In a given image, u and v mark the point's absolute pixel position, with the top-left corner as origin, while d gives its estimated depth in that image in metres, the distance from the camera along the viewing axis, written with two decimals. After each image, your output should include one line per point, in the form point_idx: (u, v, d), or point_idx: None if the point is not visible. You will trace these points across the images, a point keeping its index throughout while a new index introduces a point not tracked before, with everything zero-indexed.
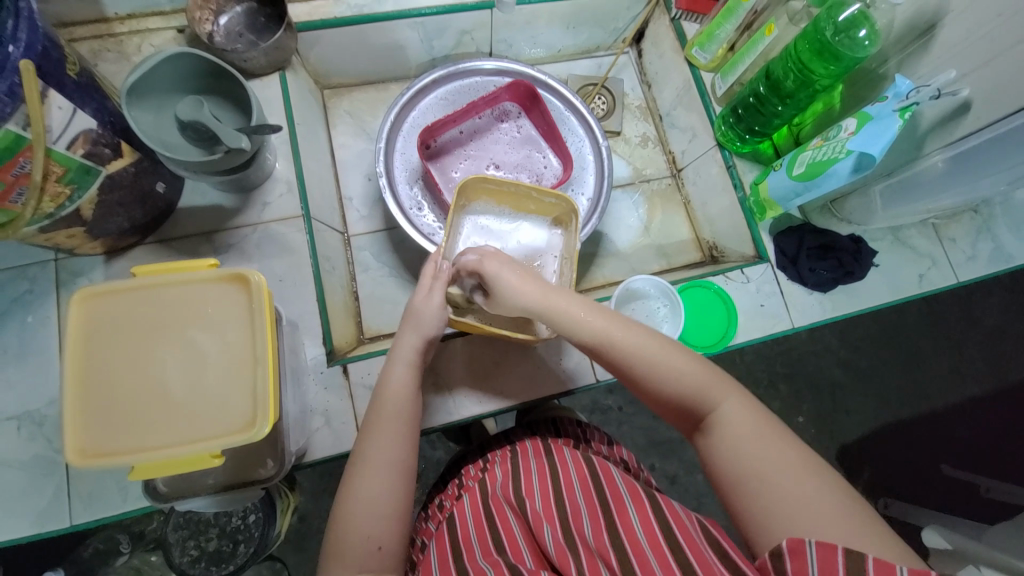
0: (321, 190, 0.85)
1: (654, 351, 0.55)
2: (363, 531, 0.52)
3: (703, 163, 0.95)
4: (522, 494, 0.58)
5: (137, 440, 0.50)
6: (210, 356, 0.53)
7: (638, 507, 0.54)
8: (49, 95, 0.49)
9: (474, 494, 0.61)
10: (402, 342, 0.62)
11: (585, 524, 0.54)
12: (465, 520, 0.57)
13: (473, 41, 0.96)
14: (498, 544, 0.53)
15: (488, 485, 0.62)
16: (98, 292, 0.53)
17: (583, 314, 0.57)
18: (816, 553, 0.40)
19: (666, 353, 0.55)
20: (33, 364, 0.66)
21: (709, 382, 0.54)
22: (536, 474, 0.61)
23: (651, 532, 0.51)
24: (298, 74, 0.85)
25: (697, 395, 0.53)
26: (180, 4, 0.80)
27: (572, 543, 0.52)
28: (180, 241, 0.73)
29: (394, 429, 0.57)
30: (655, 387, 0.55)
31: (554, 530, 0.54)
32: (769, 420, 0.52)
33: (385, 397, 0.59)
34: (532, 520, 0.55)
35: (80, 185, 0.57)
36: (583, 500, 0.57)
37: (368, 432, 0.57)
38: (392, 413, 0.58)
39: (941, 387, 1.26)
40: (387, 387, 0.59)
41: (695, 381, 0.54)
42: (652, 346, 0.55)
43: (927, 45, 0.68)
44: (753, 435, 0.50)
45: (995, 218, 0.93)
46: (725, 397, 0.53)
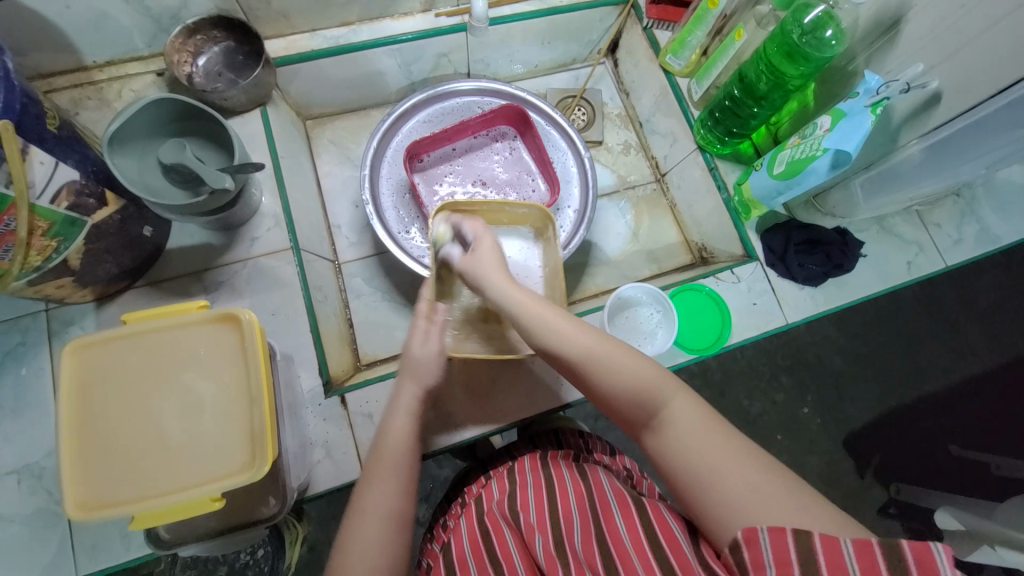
0: (309, 220, 0.85)
1: (603, 352, 0.54)
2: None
3: (685, 167, 0.96)
4: (518, 509, 0.58)
5: (136, 490, 0.50)
6: (204, 398, 0.53)
7: (626, 517, 0.55)
8: (30, 151, 0.50)
9: (471, 511, 0.62)
10: (402, 393, 0.63)
11: (575, 535, 0.55)
12: (463, 539, 0.58)
13: (450, 63, 0.98)
14: (495, 560, 0.54)
15: (484, 502, 0.62)
16: (90, 342, 0.53)
17: (544, 318, 0.58)
18: (769, 540, 0.40)
19: (615, 352, 0.54)
20: (29, 416, 0.66)
21: (657, 382, 0.53)
22: (531, 488, 0.61)
23: (638, 541, 0.52)
24: (279, 108, 0.86)
25: (647, 395, 0.52)
26: (158, 48, 0.81)
27: (563, 555, 0.53)
28: (170, 282, 0.73)
29: (393, 477, 0.57)
30: (607, 386, 0.54)
31: (545, 538, 0.55)
32: (713, 419, 0.52)
33: (384, 444, 0.59)
34: (525, 532, 0.56)
35: (66, 236, 0.57)
36: (575, 510, 0.57)
37: (366, 481, 0.57)
38: (389, 465, 0.58)
39: (941, 369, 1.26)
40: (387, 435, 0.60)
41: (643, 380, 0.53)
42: (601, 346, 0.55)
43: (894, 40, 0.69)
44: (703, 433, 0.50)
45: (977, 200, 0.94)
46: (674, 396, 0.53)
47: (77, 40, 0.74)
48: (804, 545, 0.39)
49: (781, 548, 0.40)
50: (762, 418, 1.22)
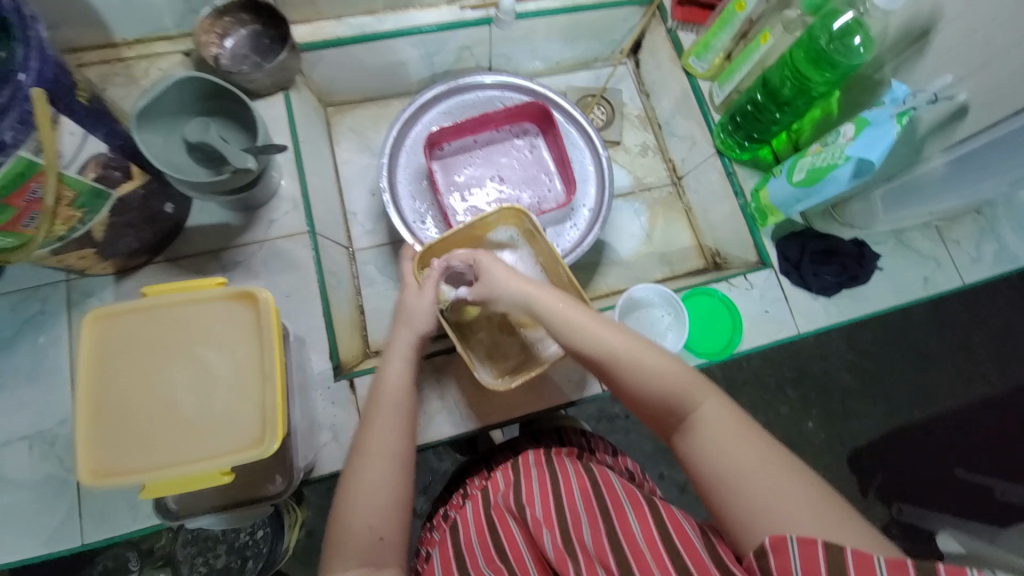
0: (326, 206, 0.86)
1: (631, 352, 0.56)
2: (363, 518, 0.53)
3: (703, 171, 0.96)
4: (523, 502, 0.58)
5: (148, 459, 0.51)
6: (221, 374, 0.54)
7: (636, 513, 0.54)
8: (61, 121, 0.51)
9: (477, 503, 0.62)
10: (397, 339, 0.64)
11: (584, 531, 0.54)
12: (468, 530, 0.59)
13: (472, 56, 0.98)
14: (504, 553, 0.55)
15: (490, 494, 0.62)
16: (111, 312, 0.54)
17: (576, 317, 0.59)
18: (798, 550, 0.40)
19: (645, 351, 0.56)
20: (44, 383, 0.67)
21: (687, 384, 0.54)
22: (536, 481, 0.60)
23: (650, 538, 0.51)
24: (302, 92, 0.87)
25: (676, 394, 0.53)
26: (186, 29, 0.82)
27: (572, 550, 0.52)
28: (188, 259, 0.74)
29: (393, 420, 0.58)
30: (636, 387, 0.55)
31: (553, 534, 0.54)
32: (744, 421, 0.52)
33: (383, 390, 0.60)
34: (532, 525, 0.56)
35: (91, 208, 0.58)
36: (582, 505, 0.56)
37: (367, 425, 0.58)
38: (388, 408, 0.59)
39: (951, 388, 1.25)
40: (383, 381, 0.61)
41: (673, 379, 0.54)
42: (631, 345, 0.56)
43: (922, 51, 0.68)
44: (733, 433, 0.50)
45: (998, 219, 0.93)
46: (706, 397, 0.53)
47: (108, 16, 0.75)
48: (834, 557, 0.40)
49: (810, 558, 0.40)
50: (766, 428, 1.21)
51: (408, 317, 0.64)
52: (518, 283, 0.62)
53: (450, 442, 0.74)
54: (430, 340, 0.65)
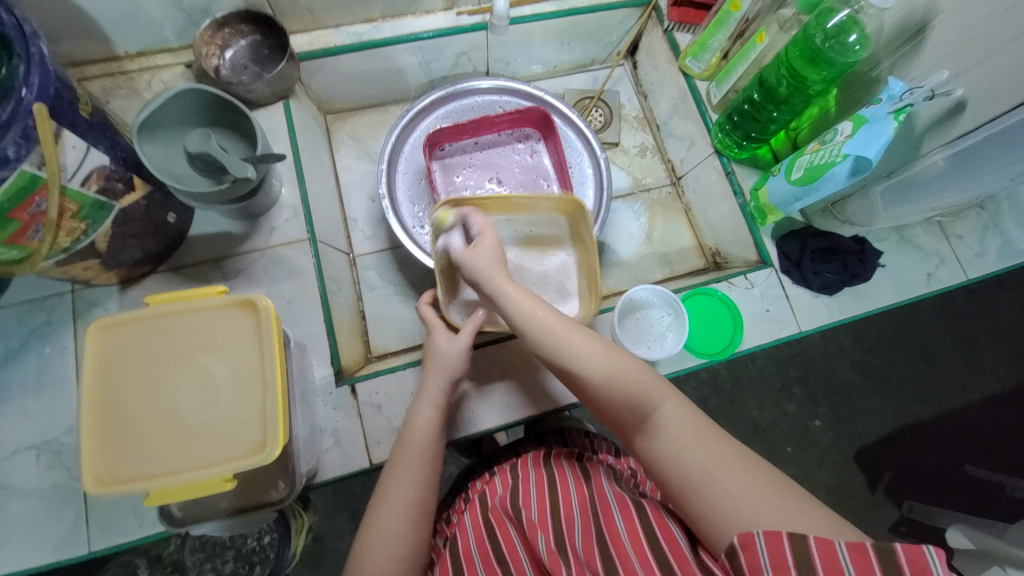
0: (326, 213, 0.87)
1: (593, 358, 0.55)
2: (379, 568, 0.53)
3: (702, 171, 0.96)
4: (519, 504, 0.58)
5: (151, 467, 0.51)
6: (221, 381, 0.55)
7: (624, 515, 0.55)
8: (63, 136, 0.52)
9: (475, 507, 0.62)
10: (430, 389, 0.64)
11: (577, 533, 0.55)
12: (467, 533, 0.59)
13: (470, 61, 0.99)
14: (499, 555, 0.56)
15: (488, 497, 0.62)
16: (113, 323, 0.54)
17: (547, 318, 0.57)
18: (764, 545, 0.40)
19: (608, 356, 0.55)
20: (51, 393, 0.68)
21: (653, 387, 0.53)
22: (534, 485, 0.61)
23: (636, 538, 0.52)
24: (301, 101, 0.88)
25: (638, 401, 0.52)
26: (187, 41, 0.83)
27: (564, 553, 0.53)
28: (190, 268, 0.75)
29: (417, 471, 0.59)
30: (604, 394, 0.54)
31: (547, 537, 0.55)
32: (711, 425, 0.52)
33: (409, 439, 0.61)
34: (527, 528, 0.56)
35: (94, 219, 0.59)
36: (577, 510, 0.58)
37: (392, 472, 0.60)
38: (413, 457, 0.60)
39: (959, 385, 1.23)
40: (413, 429, 0.62)
41: (637, 384, 0.53)
42: (596, 351, 0.55)
43: (919, 46, 0.67)
44: (693, 437, 0.50)
45: (1001, 213, 0.92)
46: (667, 400, 0.52)
47: (110, 31, 0.76)
48: (800, 549, 0.39)
49: (777, 553, 0.39)
50: (772, 428, 1.21)
51: (437, 363, 0.65)
52: (504, 284, 0.61)
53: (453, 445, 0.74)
54: (431, 347, 0.66)
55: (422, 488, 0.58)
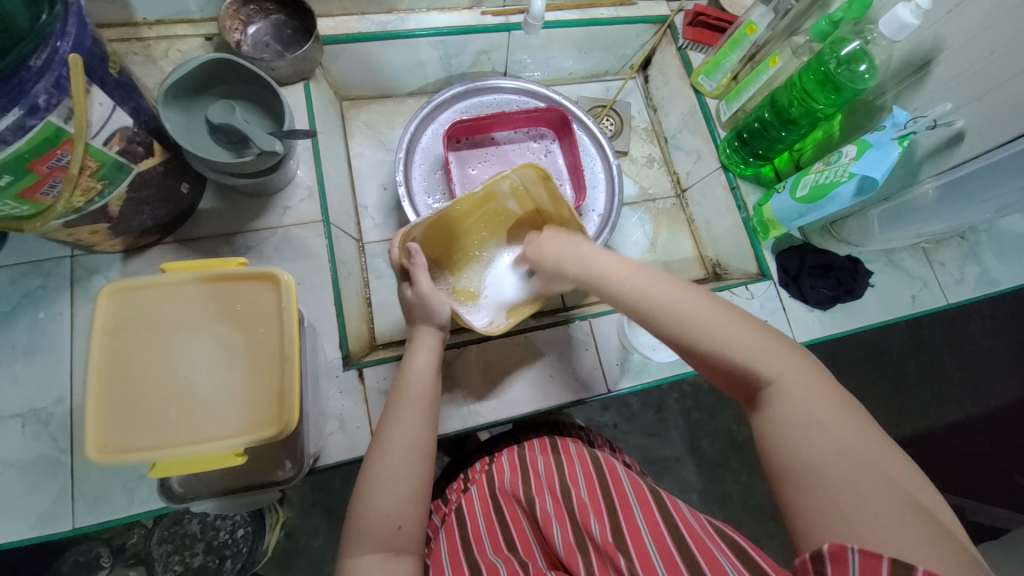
0: (339, 198, 0.86)
1: (704, 311, 0.50)
2: (383, 510, 0.53)
3: (707, 185, 0.99)
4: (532, 494, 0.61)
5: (158, 439, 0.50)
6: (238, 354, 0.53)
7: (645, 514, 0.57)
8: (92, 91, 0.50)
9: (481, 488, 0.65)
10: (421, 336, 0.67)
11: (592, 521, 0.57)
12: (475, 515, 0.61)
13: (489, 61, 1.01)
14: (509, 537, 0.57)
15: (495, 479, 0.65)
16: (129, 286, 0.53)
17: (632, 273, 0.57)
18: (858, 562, 0.36)
19: (723, 318, 0.50)
20: (42, 359, 0.65)
21: (774, 355, 0.47)
22: (544, 471, 0.64)
23: (660, 538, 0.53)
24: (320, 84, 0.88)
25: (752, 365, 0.48)
26: (210, 13, 0.82)
27: (581, 540, 0.55)
28: (198, 241, 0.73)
29: (417, 412, 0.59)
30: (721, 352, 0.49)
31: (563, 529, 0.56)
32: (841, 405, 0.44)
33: (409, 381, 0.62)
34: (542, 520, 0.58)
35: (111, 181, 0.57)
36: (591, 500, 0.60)
37: (391, 415, 0.59)
38: (411, 400, 0.60)
39: (928, 408, 1.30)
40: (411, 371, 0.63)
41: (764, 351, 0.48)
42: (710, 308, 0.50)
43: (922, 80, 0.71)
44: (815, 414, 0.44)
45: (980, 244, 1.00)
46: (790, 376, 0.46)
47: None
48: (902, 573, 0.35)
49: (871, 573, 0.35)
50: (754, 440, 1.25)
51: (424, 314, 0.68)
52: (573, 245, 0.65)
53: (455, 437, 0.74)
54: (441, 319, 0.68)
55: (424, 430, 0.59)
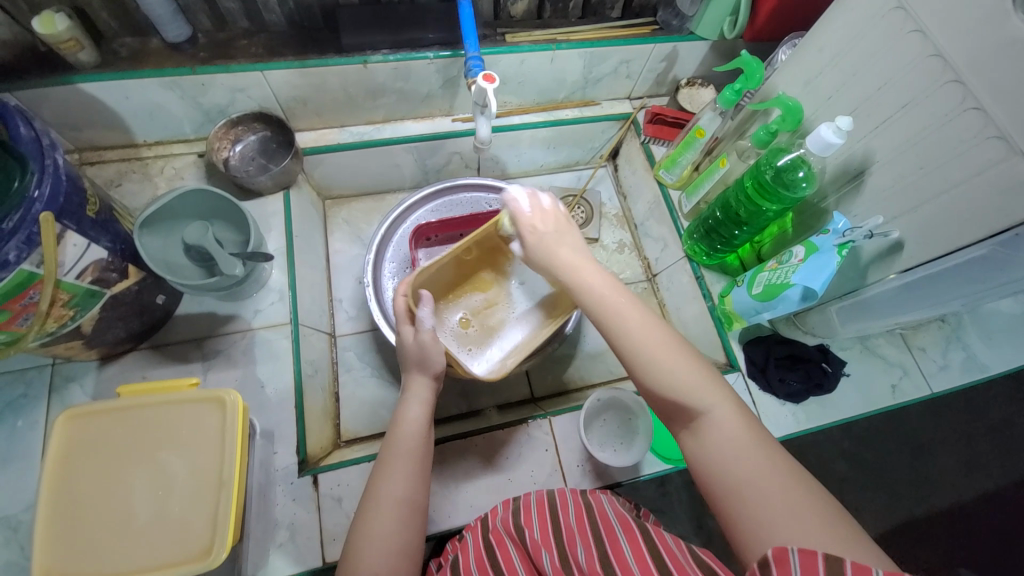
0: (312, 295, 0.90)
1: (653, 342, 0.51)
2: (374, 564, 0.53)
3: (674, 272, 1.01)
4: (523, 525, 0.61)
5: (93, 569, 0.51)
6: (177, 479, 0.55)
7: (628, 538, 0.55)
8: (66, 235, 0.56)
9: (477, 529, 0.64)
10: (414, 386, 0.66)
11: (579, 549, 0.56)
12: (468, 549, 0.61)
13: (463, 159, 1.07)
14: (498, 569, 0.56)
15: (490, 520, 0.65)
16: (82, 413, 0.56)
17: (591, 278, 0.55)
18: (798, 560, 0.37)
19: (669, 346, 0.51)
20: (14, 467, 0.68)
21: (710, 387, 0.50)
22: (535, 505, 0.63)
23: (640, 556, 0.52)
24: (301, 189, 0.95)
25: (686, 397, 0.49)
26: (203, 134, 0.90)
27: (567, 567, 0.54)
28: (172, 346, 0.77)
29: (405, 466, 0.59)
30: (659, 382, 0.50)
31: (551, 555, 0.56)
32: (764, 443, 0.47)
33: (399, 433, 0.62)
34: (532, 549, 0.58)
35: (83, 306, 0.63)
36: (579, 526, 0.59)
37: (382, 467, 0.60)
38: (402, 452, 0.60)
39: (947, 484, 1.19)
40: (401, 425, 0.63)
41: (697, 383, 0.49)
42: (659, 339, 0.51)
43: (859, 188, 0.73)
44: (745, 449, 0.47)
45: (963, 327, 0.97)
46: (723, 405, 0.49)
47: (132, 124, 0.84)
48: (836, 570, 0.36)
49: (810, 570, 0.36)
50: None
51: (418, 361, 0.66)
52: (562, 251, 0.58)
53: (439, 538, 0.74)
54: (434, 367, 0.66)
55: (414, 482, 0.59)
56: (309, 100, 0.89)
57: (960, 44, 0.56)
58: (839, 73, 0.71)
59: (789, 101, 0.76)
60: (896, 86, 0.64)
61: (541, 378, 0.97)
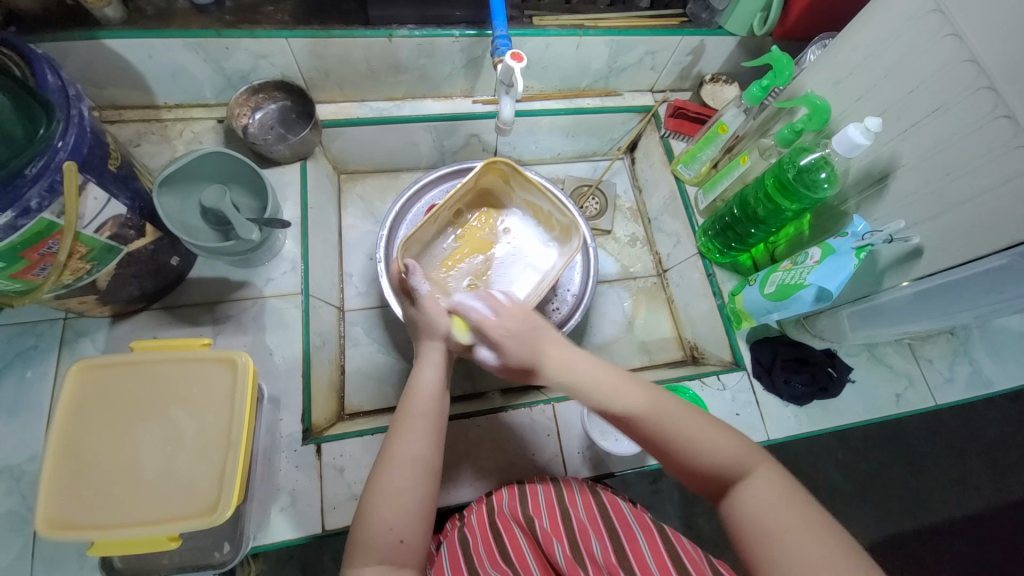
0: (324, 268, 0.90)
1: (674, 422, 0.56)
2: (385, 523, 0.54)
3: (686, 268, 1.00)
4: (531, 514, 0.61)
5: (100, 518, 0.52)
6: (186, 436, 0.56)
7: (646, 537, 0.58)
8: (88, 188, 0.56)
9: (481, 510, 0.63)
10: (427, 349, 0.64)
11: (593, 543, 0.58)
12: (474, 532, 0.61)
13: (480, 142, 1.07)
14: (509, 560, 0.57)
15: (495, 503, 0.64)
16: (95, 365, 0.57)
17: (592, 371, 0.59)
18: None
19: (690, 425, 0.57)
20: (23, 417, 0.69)
21: (738, 456, 0.55)
22: (543, 495, 0.64)
23: (659, 558, 0.56)
24: (318, 162, 0.94)
25: (715, 469, 0.55)
26: (223, 99, 0.90)
27: (582, 559, 0.57)
28: (183, 308, 0.78)
29: (419, 427, 0.59)
30: (691, 458, 0.56)
31: (563, 546, 0.58)
32: (787, 491, 0.53)
33: (413, 394, 0.61)
34: (541, 537, 0.59)
35: (100, 261, 0.63)
36: (592, 519, 0.61)
37: (395, 427, 0.60)
38: (416, 415, 0.60)
39: (945, 498, 1.18)
40: (416, 386, 0.62)
41: (725, 454, 0.55)
42: (665, 400, 0.57)
43: (881, 192, 0.73)
44: (774, 505, 0.52)
45: (972, 341, 0.97)
46: (753, 469, 0.55)
47: (153, 84, 0.84)
48: None
49: None
50: None
51: (427, 329, 0.64)
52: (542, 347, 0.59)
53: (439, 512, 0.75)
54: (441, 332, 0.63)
55: (427, 445, 0.59)
56: (331, 72, 0.88)
57: (997, 49, 0.55)
58: (869, 73, 0.70)
59: (817, 101, 0.76)
60: (927, 90, 0.63)
61: None
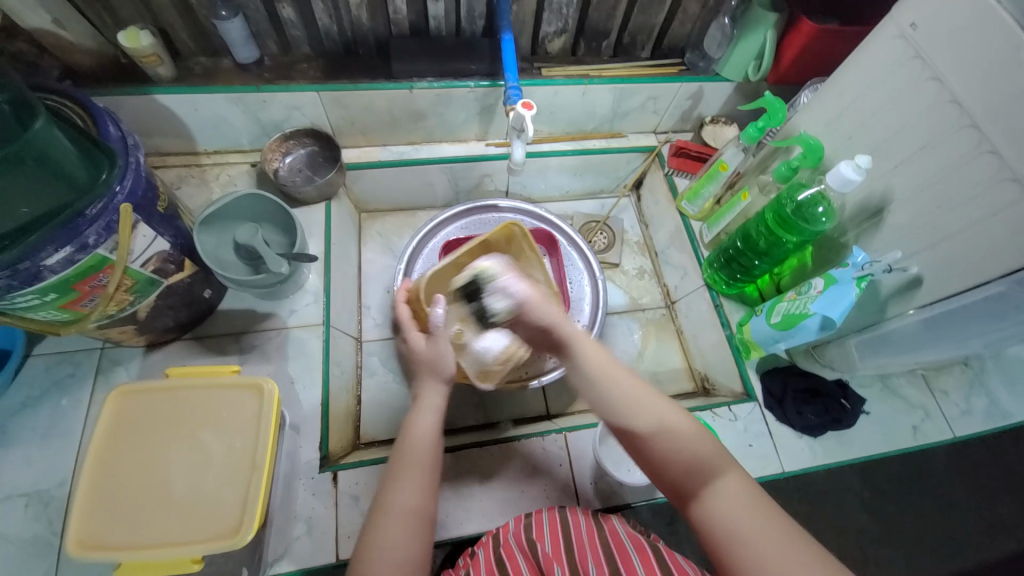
0: (344, 300, 0.95)
1: (656, 414, 0.57)
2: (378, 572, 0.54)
3: (693, 299, 1.03)
4: (534, 538, 0.62)
5: (129, 539, 0.54)
6: (214, 459, 0.58)
7: (642, 558, 0.59)
8: (139, 226, 0.62)
9: (487, 543, 0.64)
10: (427, 393, 0.66)
11: (591, 569, 0.58)
12: (479, 565, 0.61)
13: (492, 182, 1.13)
14: None
15: (500, 535, 0.65)
16: (132, 390, 0.60)
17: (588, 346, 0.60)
18: None
19: (668, 418, 0.57)
20: (56, 442, 0.72)
21: (712, 457, 0.56)
22: (547, 524, 0.64)
23: None
24: (341, 201, 1.01)
25: (686, 465, 0.56)
26: (258, 145, 0.98)
27: None
28: (212, 338, 0.82)
29: (415, 475, 0.60)
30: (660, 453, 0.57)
31: (563, 569, 0.58)
32: (761, 502, 0.53)
33: (409, 440, 0.62)
34: (543, 562, 0.59)
35: (142, 293, 0.68)
36: (591, 544, 0.61)
37: (392, 475, 0.60)
38: (412, 460, 0.61)
39: (977, 540, 1.13)
40: (412, 434, 0.63)
41: (698, 453, 0.56)
42: (711, 451, 0.56)
43: (878, 225, 0.75)
44: (745, 512, 0.52)
45: (987, 372, 0.96)
46: (724, 473, 0.55)
47: (195, 133, 0.92)
48: None
49: None
50: None
51: (430, 367, 0.66)
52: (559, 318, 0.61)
53: (453, 544, 0.75)
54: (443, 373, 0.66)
55: (422, 493, 0.59)
56: (356, 121, 0.96)
57: (975, 92, 0.59)
58: (857, 115, 0.75)
59: (811, 140, 0.79)
60: (913, 129, 0.67)
61: (557, 396, 0.98)
